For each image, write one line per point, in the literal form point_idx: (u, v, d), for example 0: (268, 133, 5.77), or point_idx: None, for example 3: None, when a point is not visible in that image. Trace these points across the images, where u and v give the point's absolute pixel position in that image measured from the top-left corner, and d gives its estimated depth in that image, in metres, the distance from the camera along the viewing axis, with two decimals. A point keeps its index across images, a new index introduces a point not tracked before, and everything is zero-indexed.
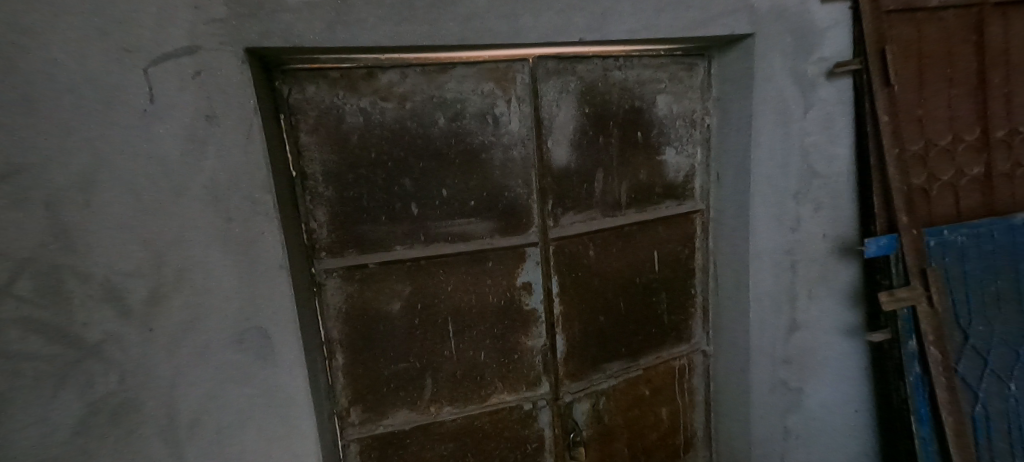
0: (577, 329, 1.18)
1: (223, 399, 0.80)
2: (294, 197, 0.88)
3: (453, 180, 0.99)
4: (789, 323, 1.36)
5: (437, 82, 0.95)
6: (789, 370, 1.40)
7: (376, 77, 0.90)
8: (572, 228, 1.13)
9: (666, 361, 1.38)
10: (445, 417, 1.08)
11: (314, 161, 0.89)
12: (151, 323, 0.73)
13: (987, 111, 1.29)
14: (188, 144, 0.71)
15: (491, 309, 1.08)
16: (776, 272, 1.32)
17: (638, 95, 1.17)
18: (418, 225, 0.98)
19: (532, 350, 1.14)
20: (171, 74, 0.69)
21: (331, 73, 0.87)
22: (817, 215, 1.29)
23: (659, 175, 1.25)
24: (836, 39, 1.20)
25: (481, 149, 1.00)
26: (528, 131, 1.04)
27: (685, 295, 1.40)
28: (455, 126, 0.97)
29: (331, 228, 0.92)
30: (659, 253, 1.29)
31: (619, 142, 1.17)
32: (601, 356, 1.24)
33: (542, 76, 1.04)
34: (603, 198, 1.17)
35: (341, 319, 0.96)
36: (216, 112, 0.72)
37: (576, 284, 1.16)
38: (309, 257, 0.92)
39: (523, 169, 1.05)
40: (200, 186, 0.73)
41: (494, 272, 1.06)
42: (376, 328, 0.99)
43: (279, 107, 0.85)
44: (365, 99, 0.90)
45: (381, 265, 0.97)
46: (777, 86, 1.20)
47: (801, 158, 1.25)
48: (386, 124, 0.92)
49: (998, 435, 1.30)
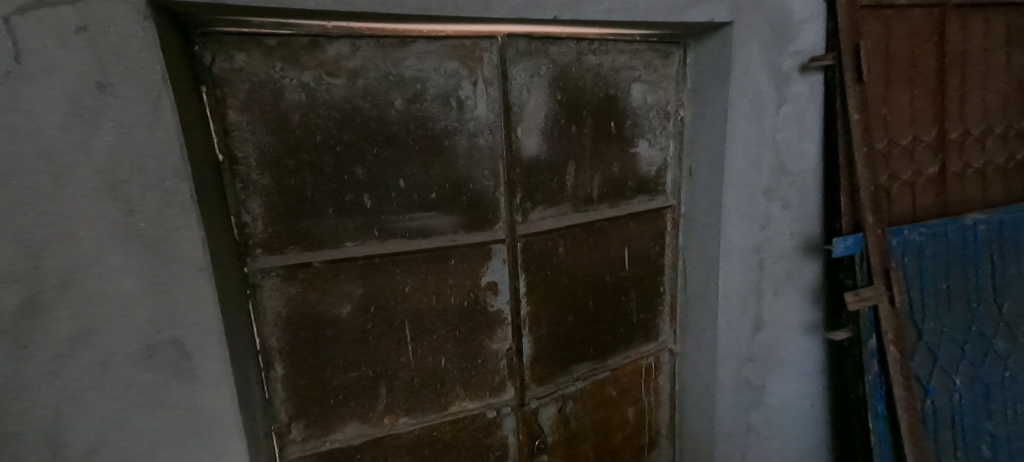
0: (546, 331, 1.11)
1: (131, 423, 0.68)
2: (222, 185, 0.76)
3: (412, 169, 0.89)
4: (754, 321, 1.34)
5: (394, 58, 0.84)
6: (754, 368, 1.38)
7: (321, 47, 0.78)
8: (542, 224, 1.05)
9: (633, 361, 1.33)
10: (401, 429, 0.98)
11: (246, 143, 0.76)
12: (27, 339, 0.60)
13: (944, 113, 1.31)
14: (73, 119, 0.58)
15: (453, 312, 0.99)
16: (744, 270, 1.30)
17: (612, 82, 1.10)
18: (371, 219, 0.88)
19: (497, 353, 1.06)
20: (48, 28, 0.56)
21: (267, 41, 0.75)
22: (784, 213, 1.27)
23: (632, 168, 1.19)
24: (811, 33, 1.17)
25: (444, 135, 0.90)
26: (495, 117, 0.95)
27: (654, 293, 1.35)
28: (414, 109, 0.87)
29: (268, 222, 0.80)
30: (630, 250, 1.23)
31: (592, 132, 1.09)
32: (569, 358, 1.18)
33: (513, 56, 0.95)
34: (574, 193, 1.10)
35: (281, 324, 0.85)
36: (110, 79, 0.59)
37: (545, 283, 1.09)
38: (242, 255, 0.79)
39: (490, 158, 0.96)
40: (90, 171, 0.60)
41: (456, 271, 0.97)
42: (323, 334, 0.88)
43: (201, 78, 0.72)
44: (308, 74, 0.78)
45: (329, 263, 0.86)
46: (752, 78, 1.17)
47: (772, 154, 1.23)
48: (334, 103, 0.81)
49: (945, 431, 1.33)
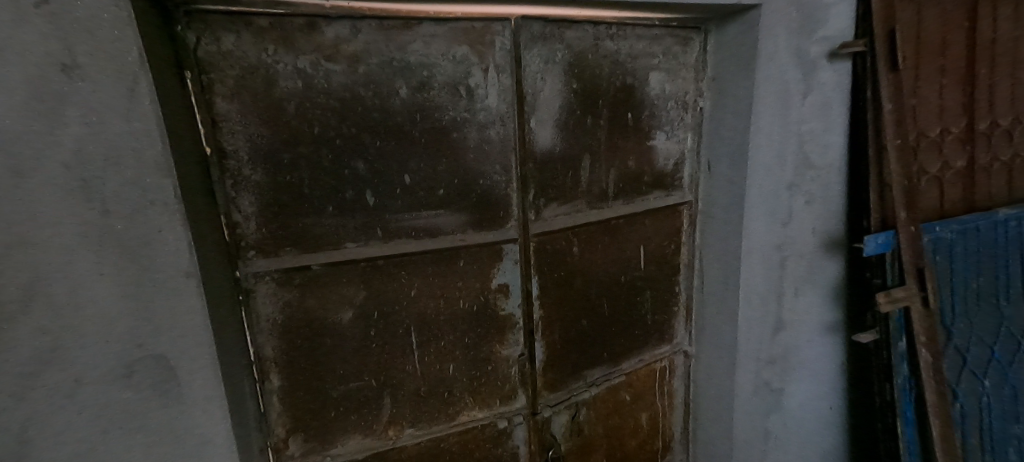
0: (558, 335, 1.05)
1: (109, 444, 0.62)
2: (210, 181, 0.69)
3: (418, 164, 0.82)
4: (774, 322, 1.28)
5: (399, 42, 0.77)
6: (773, 370, 1.32)
7: (318, 29, 0.71)
8: (555, 222, 0.98)
9: (648, 364, 1.26)
10: (407, 442, 0.92)
11: (236, 135, 0.69)
12: None
13: (975, 102, 1.23)
14: (32, 104, 0.51)
15: (462, 316, 0.92)
16: (766, 269, 1.23)
17: (630, 71, 1.03)
18: (374, 218, 0.81)
19: (508, 360, 0.99)
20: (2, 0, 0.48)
21: (258, 21, 0.68)
22: (808, 209, 1.21)
23: (648, 162, 1.12)
24: (842, 15, 1.09)
25: (451, 126, 0.84)
26: (508, 107, 0.88)
27: (669, 294, 1.28)
28: (420, 98, 0.80)
29: (261, 222, 0.74)
30: (646, 249, 1.17)
31: (607, 124, 1.02)
32: (583, 362, 1.11)
33: (526, 41, 0.88)
34: (589, 189, 1.03)
35: (276, 332, 0.78)
36: (78, 60, 0.52)
37: (558, 285, 1.02)
38: (232, 257, 0.73)
39: (501, 152, 0.89)
40: (58, 166, 0.53)
41: (465, 273, 0.91)
42: (323, 342, 0.81)
43: (184, 61, 0.65)
44: (304, 59, 0.71)
45: (329, 266, 0.79)
46: (777, 67, 1.10)
47: (797, 147, 1.16)
48: (333, 92, 0.74)
49: (974, 436, 1.27)
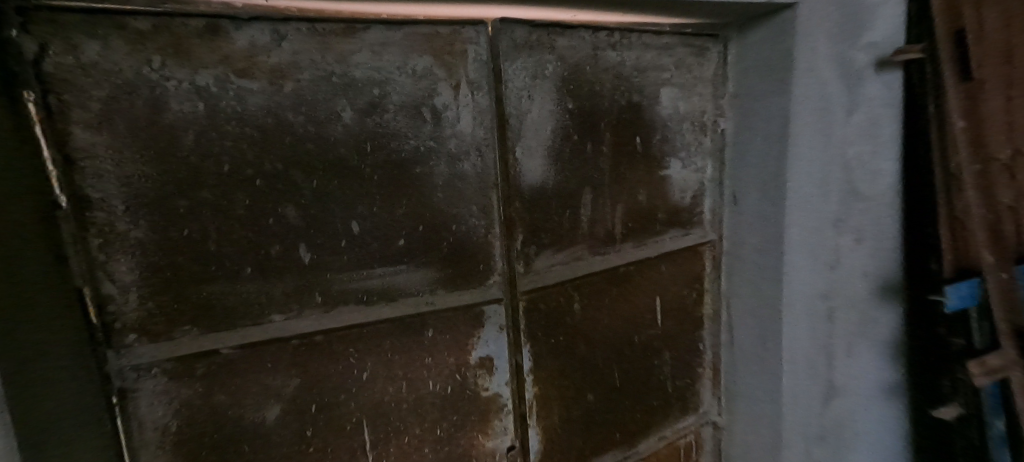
0: (557, 417, 0.83)
1: None
2: (61, 244, 0.50)
3: (369, 206, 0.63)
4: (825, 387, 1.04)
5: (339, 51, 0.59)
6: (825, 447, 1.07)
7: (227, 35, 0.54)
8: (549, 275, 0.79)
9: (670, 442, 1.03)
10: None
11: (103, 179, 0.51)
12: None
13: None
14: None
15: (432, 402, 0.71)
16: (811, 325, 1.00)
17: (637, 86, 0.84)
18: (310, 279, 0.61)
19: (494, 453, 0.78)
20: None
21: (136, 23, 0.50)
22: (858, 249, 1.00)
23: (661, 197, 0.92)
24: (889, 19, 0.90)
25: (412, 159, 0.65)
26: (485, 132, 0.70)
27: (692, 353, 1.05)
28: (370, 124, 0.62)
29: (145, 293, 0.54)
30: (662, 301, 0.96)
31: (612, 151, 0.83)
32: (590, 447, 0.89)
33: (506, 49, 0.70)
34: (591, 230, 0.83)
35: (169, 444, 0.57)
36: None
37: (556, 353, 0.82)
38: (97, 346, 0.53)
39: (478, 189, 0.71)
40: None
41: (434, 345, 0.70)
42: (238, 451, 0.60)
43: (23, 79, 0.47)
44: (206, 73, 0.54)
45: (245, 348, 0.59)
46: (818, 76, 0.89)
47: (843, 175, 0.96)
48: (248, 117, 0.56)
49: None
